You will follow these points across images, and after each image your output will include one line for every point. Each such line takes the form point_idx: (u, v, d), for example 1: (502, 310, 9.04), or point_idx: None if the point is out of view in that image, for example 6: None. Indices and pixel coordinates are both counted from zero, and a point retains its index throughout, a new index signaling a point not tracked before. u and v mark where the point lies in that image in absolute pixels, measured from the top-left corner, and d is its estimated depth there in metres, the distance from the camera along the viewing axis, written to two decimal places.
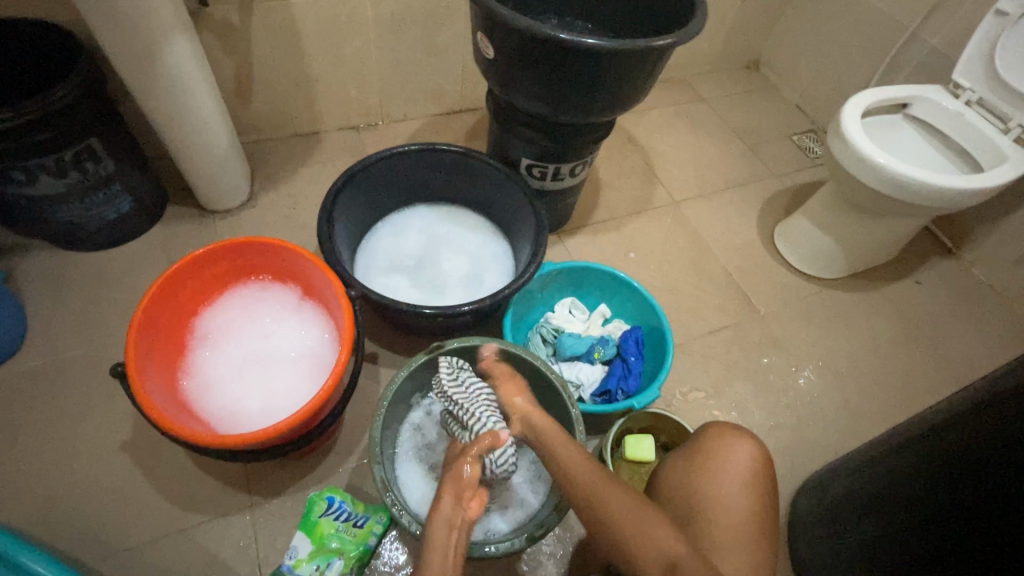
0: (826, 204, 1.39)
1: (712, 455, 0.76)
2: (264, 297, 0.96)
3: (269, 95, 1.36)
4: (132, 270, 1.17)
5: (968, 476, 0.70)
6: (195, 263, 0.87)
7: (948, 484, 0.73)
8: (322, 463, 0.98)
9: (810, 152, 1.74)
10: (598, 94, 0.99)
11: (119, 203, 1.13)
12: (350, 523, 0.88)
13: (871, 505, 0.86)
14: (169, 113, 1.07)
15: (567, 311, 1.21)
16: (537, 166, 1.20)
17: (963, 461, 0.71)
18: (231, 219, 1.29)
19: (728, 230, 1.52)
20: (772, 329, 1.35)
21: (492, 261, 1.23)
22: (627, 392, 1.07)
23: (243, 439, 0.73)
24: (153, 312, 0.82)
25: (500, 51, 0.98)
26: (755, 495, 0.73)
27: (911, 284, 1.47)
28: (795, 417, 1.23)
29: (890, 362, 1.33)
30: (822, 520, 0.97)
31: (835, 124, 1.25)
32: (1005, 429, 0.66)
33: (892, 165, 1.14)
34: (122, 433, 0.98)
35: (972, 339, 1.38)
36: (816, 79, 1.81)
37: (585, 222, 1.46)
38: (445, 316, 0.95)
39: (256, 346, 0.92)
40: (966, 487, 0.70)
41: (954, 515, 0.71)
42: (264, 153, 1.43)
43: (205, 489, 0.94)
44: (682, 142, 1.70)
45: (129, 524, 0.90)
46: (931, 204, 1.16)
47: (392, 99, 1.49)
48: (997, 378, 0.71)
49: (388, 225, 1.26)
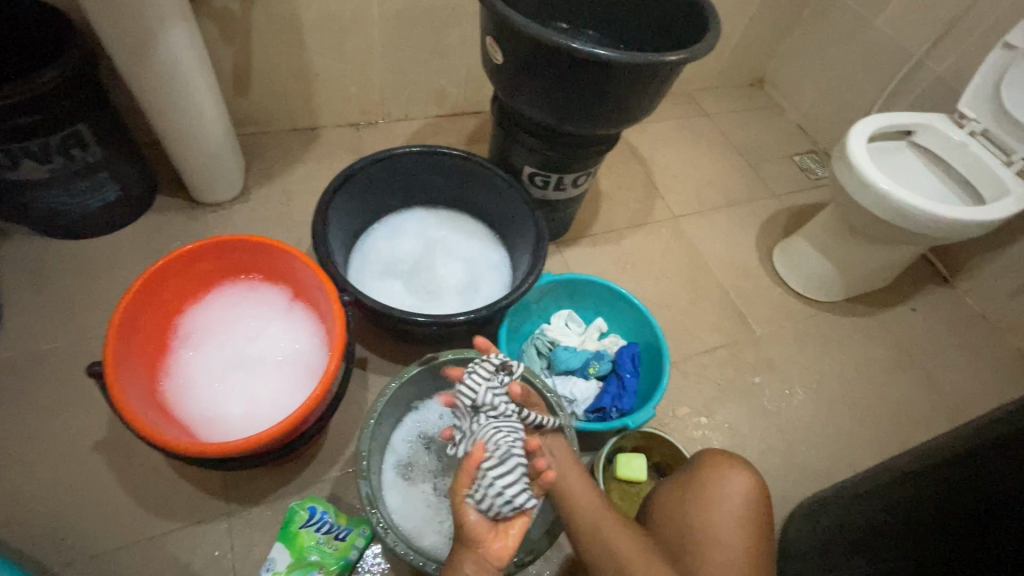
0: (827, 227, 1.38)
1: (709, 484, 0.75)
2: (252, 297, 0.93)
3: (267, 87, 1.32)
4: (116, 261, 1.13)
5: (967, 517, 0.67)
6: (182, 260, 0.84)
7: (946, 522, 0.70)
8: (304, 472, 0.94)
9: (810, 172, 1.74)
10: (607, 107, 0.97)
11: (105, 191, 1.09)
12: (331, 535, 0.85)
13: (859, 538, 0.84)
14: (162, 100, 1.04)
15: (563, 324, 1.18)
16: (539, 175, 1.18)
17: (965, 501, 0.69)
18: (222, 213, 1.25)
19: (727, 248, 1.51)
20: (767, 350, 1.34)
21: (488, 269, 1.21)
22: (622, 411, 1.05)
23: (224, 448, 0.70)
24: (134, 310, 0.79)
25: (509, 57, 0.95)
26: (751, 527, 0.72)
27: (907, 310, 1.47)
28: (788, 441, 1.22)
29: (884, 389, 1.33)
30: (812, 550, 0.95)
31: (841, 148, 1.25)
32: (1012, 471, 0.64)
33: (896, 192, 1.14)
34: (96, 432, 0.93)
35: (964, 369, 1.38)
36: (819, 100, 1.81)
37: (584, 232, 1.45)
38: (437, 325, 0.93)
39: (241, 349, 0.88)
40: (964, 528, 0.67)
41: (947, 556, 0.68)
42: (259, 146, 1.39)
43: (181, 494, 0.90)
44: (684, 156, 1.69)
45: (99, 529, 0.86)
46: (934, 233, 1.16)
47: (394, 98, 1.46)
48: (998, 421, 0.70)
49: (384, 227, 1.23)
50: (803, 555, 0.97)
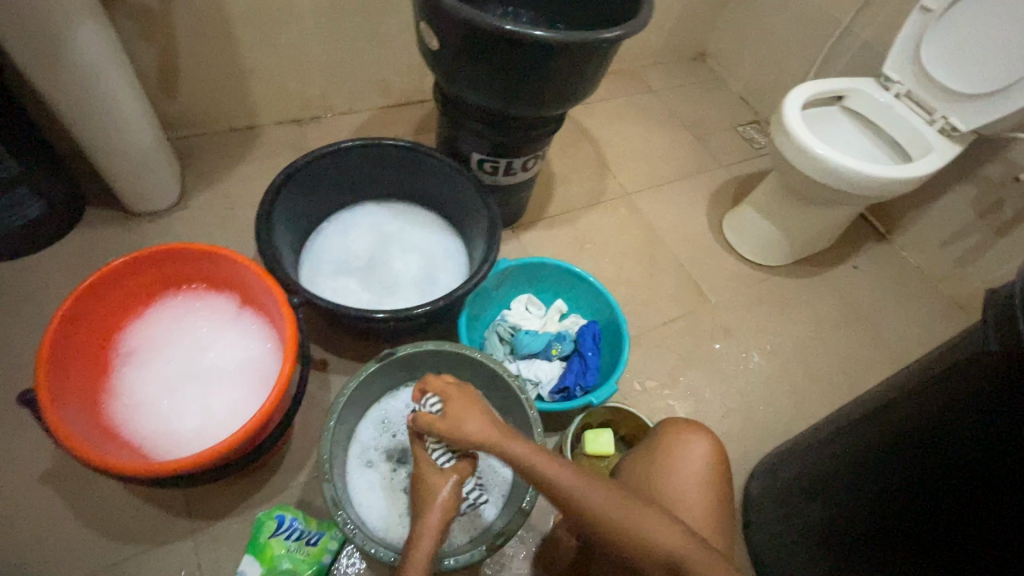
0: (771, 193, 1.43)
1: (669, 453, 0.77)
2: (197, 307, 0.89)
3: (196, 87, 1.26)
4: (46, 282, 1.06)
5: (948, 464, 0.66)
6: (116, 273, 0.80)
7: (926, 468, 0.69)
8: (270, 480, 0.92)
9: (754, 142, 1.79)
10: (548, 88, 0.97)
11: (28, 207, 1.03)
12: (302, 541, 0.85)
13: (815, 486, 0.89)
14: (80, 107, 0.98)
15: (524, 308, 1.20)
16: (488, 161, 1.17)
17: (943, 448, 0.67)
18: (160, 222, 1.20)
19: (679, 220, 1.54)
20: (723, 317, 1.38)
21: (445, 259, 1.20)
22: (585, 388, 1.06)
23: (176, 466, 0.67)
24: (67, 331, 0.75)
25: (445, 44, 0.94)
26: (712, 491, 0.75)
27: (850, 268, 1.54)
28: (747, 403, 1.26)
29: (833, 345, 1.39)
30: (773, 504, 1.00)
31: (778, 117, 1.28)
32: (995, 415, 0.61)
33: (831, 157, 1.19)
34: (41, 462, 0.89)
35: (903, 319, 1.47)
36: (758, 71, 1.86)
37: (539, 216, 1.45)
38: (395, 320, 0.92)
39: (190, 361, 0.85)
40: (948, 477, 0.66)
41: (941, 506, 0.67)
42: (194, 149, 1.33)
43: (141, 516, 0.87)
44: (633, 133, 1.71)
45: (53, 562, 0.82)
46: (867, 193, 1.22)
47: (334, 90, 1.42)
48: (930, 361, 0.74)
49: (334, 224, 1.20)
50: (767, 506, 1.01)
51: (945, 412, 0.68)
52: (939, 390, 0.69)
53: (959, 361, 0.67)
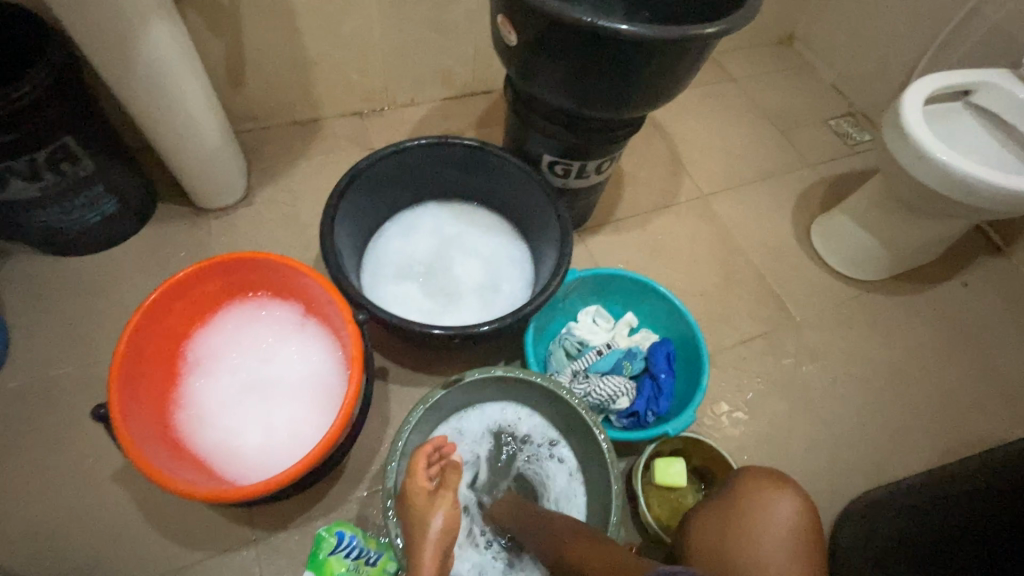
0: (871, 200, 1.28)
1: (750, 508, 0.71)
2: (262, 316, 0.87)
3: (262, 80, 1.24)
4: (120, 279, 1.08)
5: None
6: (184, 283, 0.78)
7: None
8: (329, 493, 0.91)
9: (848, 138, 1.61)
10: (635, 88, 0.87)
11: (102, 205, 1.04)
12: (361, 561, 0.82)
13: (930, 557, 0.78)
14: (152, 106, 0.97)
15: (591, 321, 1.12)
16: (560, 163, 1.09)
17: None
18: (226, 218, 1.19)
19: (760, 227, 1.41)
20: (808, 337, 1.26)
21: (509, 266, 1.14)
22: (658, 414, 0.99)
23: (242, 493, 0.65)
24: (137, 343, 0.74)
25: (524, 39, 0.86)
26: (800, 560, 0.67)
27: (957, 285, 1.37)
28: (833, 435, 1.15)
29: (934, 374, 1.24)
30: (865, 559, 0.90)
31: (891, 114, 1.13)
32: None
33: (956, 163, 1.03)
34: (114, 461, 0.90)
35: (1021, 347, 1.29)
36: (856, 57, 1.67)
37: (607, 218, 1.36)
38: (463, 336, 0.87)
39: (254, 373, 0.84)
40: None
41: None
42: (259, 143, 1.32)
43: (205, 522, 0.87)
44: (711, 128, 1.58)
45: (126, 562, 0.84)
46: (996, 207, 1.05)
47: (397, 82, 1.37)
48: None
49: (396, 225, 1.16)
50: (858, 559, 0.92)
51: None
52: None
53: None
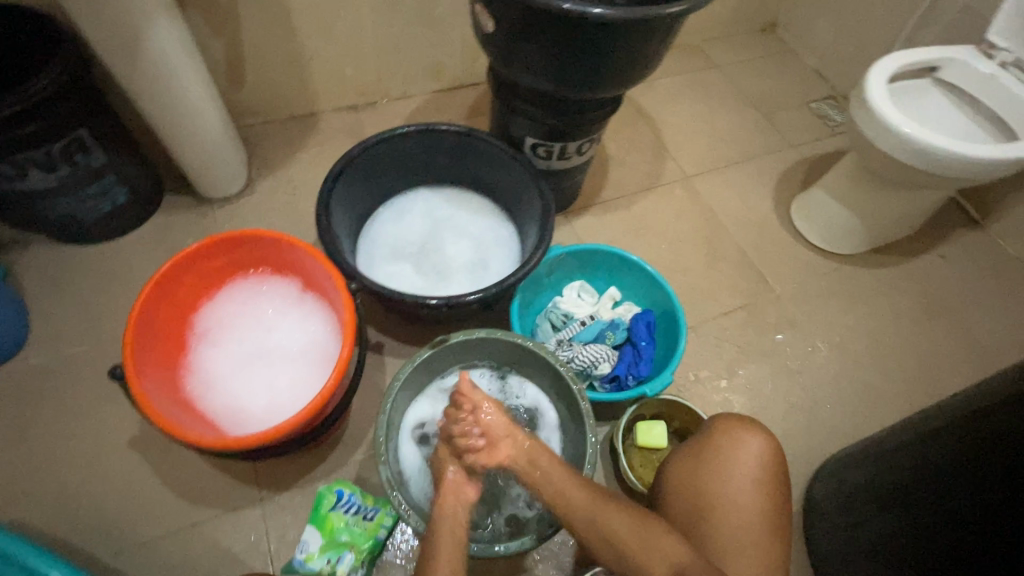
0: (846, 176, 1.33)
1: (721, 451, 0.73)
2: (264, 291, 0.94)
3: (261, 76, 1.31)
4: (132, 265, 1.15)
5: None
6: (191, 258, 0.85)
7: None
8: (330, 456, 0.97)
9: (828, 119, 1.66)
10: (607, 68, 0.93)
11: (114, 194, 1.11)
12: (360, 516, 0.89)
13: (885, 496, 0.84)
14: (158, 101, 1.04)
15: (576, 295, 1.17)
16: (542, 145, 1.14)
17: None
18: (229, 207, 1.26)
19: (742, 206, 1.46)
20: (788, 309, 1.30)
21: (497, 245, 1.19)
22: (637, 377, 1.05)
23: (247, 442, 0.72)
24: (149, 312, 0.80)
25: (501, 26, 0.92)
26: (764, 493, 0.70)
27: (935, 258, 1.41)
28: (811, 400, 1.20)
29: (911, 341, 1.29)
30: (839, 508, 0.95)
31: (858, 91, 1.18)
32: None
33: (919, 135, 1.08)
34: (130, 430, 0.97)
35: (996, 314, 1.33)
36: (835, 41, 1.71)
37: (593, 200, 1.41)
38: (452, 306, 0.93)
39: (258, 342, 0.90)
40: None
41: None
42: (259, 137, 1.38)
43: (215, 484, 0.93)
44: (694, 112, 1.63)
45: (143, 521, 0.91)
46: (960, 175, 1.10)
47: (390, 76, 1.43)
48: (989, 387, 0.73)
49: (389, 210, 1.22)
50: (833, 510, 0.97)
51: (1008, 438, 0.66)
52: (997, 416, 0.68)
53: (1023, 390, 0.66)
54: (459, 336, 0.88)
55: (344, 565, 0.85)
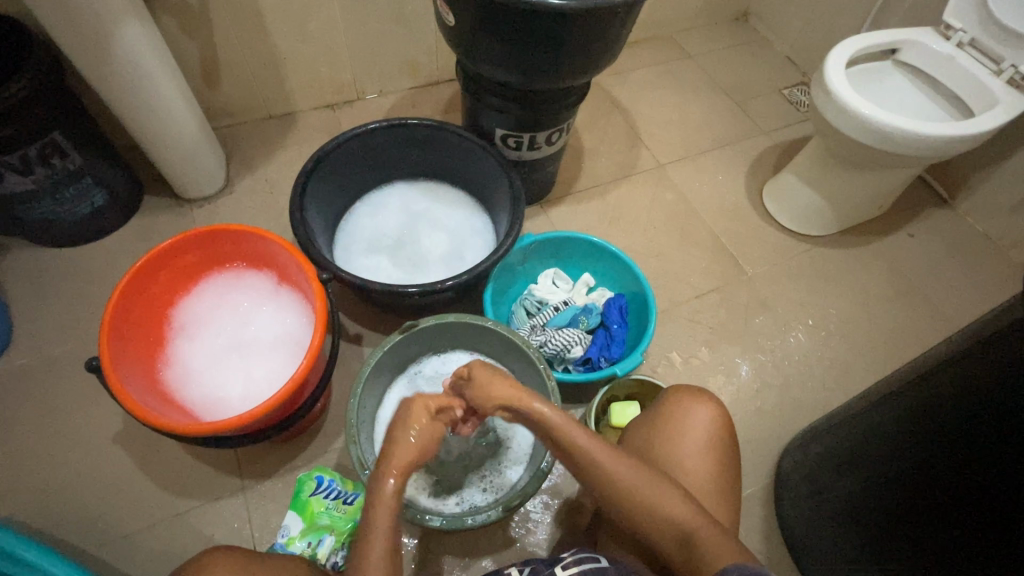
0: (813, 158, 1.35)
1: (673, 420, 0.78)
2: (239, 285, 0.96)
3: (236, 77, 1.33)
4: (113, 265, 1.17)
5: (1001, 414, 0.62)
6: (165, 254, 0.87)
7: (978, 431, 0.65)
8: (310, 444, 0.99)
9: (800, 105, 1.69)
10: (566, 58, 0.95)
11: (92, 197, 1.13)
12: (339, 500, 0.91)
13: (846, 462, 0.88)
14: (131, 104, 1.06)
15: (550, 282, 1.20)
16: (512, 136, 1.17)
17: (993, 406, 0.63)
18: (208, 207, 1.28)
19: (715, 191, 1.49)
20: (760, 290, 1.33)
21: (472, 236, 1.22)
22: (610, 359, 1.07)
23: (221, 427, 0.74)
24: (124, 307, 0.83)
25: (462, 19, 0.95)
26: (714, 459, 0.75)
27: (903, 237, 1.44)
28: (783, 377, 1.23)
29: (880, 318, 1.32)
30: (806, 478, 0.99)
31: (819, 75, 1.21)
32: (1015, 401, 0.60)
33: (877, 115, 1.11)
34: (113, 425, 0.99)
35: (963, 290, 1.36)
36: (805, 28, 1.74)
37: (568, 190, 1.44)
38: (424, 295, 0.95)
39: (234, 335, 0.92)
40: (1003, 432, 0.62)
41: (994, 470, 0.63)
42: (237, 137, 1.40)
43: (198, 475, 0.96)
44: (668, 102, 1.65)
45: (128, 512, 0.93)
46: (918, 153, 1.13)
47: (365, 74, 1.45)
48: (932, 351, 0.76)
49: (365, 204, 1.24)
50: (799, 482, 1.00)
51: (947, 397, 0.70)
52: (937, 378, 0.72)
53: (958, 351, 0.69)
54: (426, 321, 0.91)
55: (324, 548, 0.87)
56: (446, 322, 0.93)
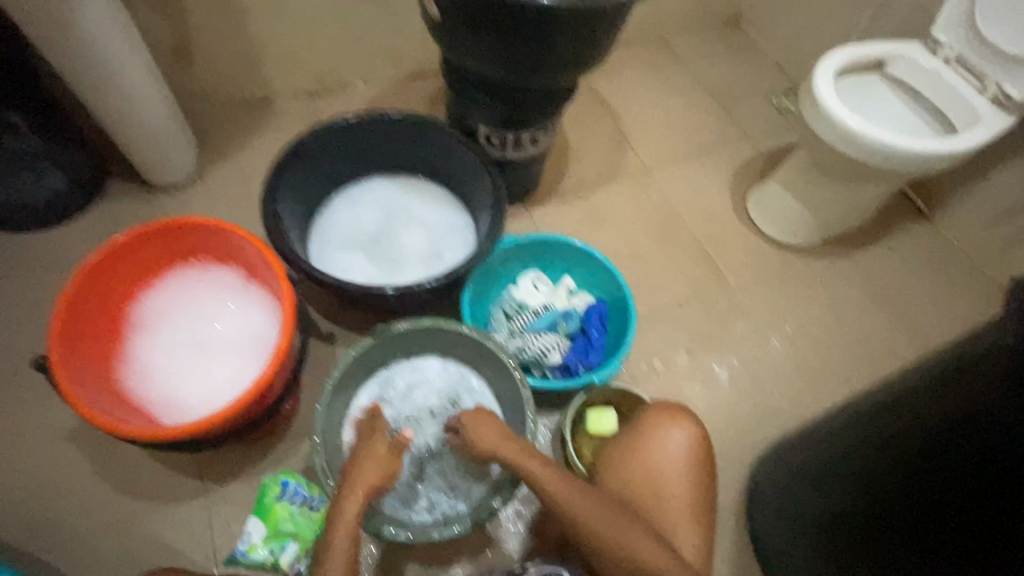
0: (798, 168, 1.35)
1: (652, 440, 0.78)
2: (204, 280, 0.92)
3: (210, 59, 1.27)
4: (72, 253, 1.11)
5: (975, 445, 0.62)
6: (124, 247, 0.83)
7: (948, 459, 0.65)
8: (277, 447, 0.96)
9: (787, 113, 1.69)
10: (554, 59, 0.93)
11: (50, 180, 1.07)
12: (305, 506, 0.88)
13: (820, 479, 0.88)
14: (95, 84, 1.00)
15: (531, 285, 1.14)
16: (495, 135, 1.14)
17: (968, 438, 0.63)
18: (177, 194, 1.23)
19: (699, 197, 1.48)
20: (740, 299, 1.33)
21: (452, 235, 1.19)
22: (588, 366, 1.07)
23: (178, 433, 0.71)
24: (78, 302, 0.78)
25: (446, 14, 0.92)
26: (687, 479, 0.75)
27: (883, 249, 1.45)
28: (760, 387, 1.23)
29: (858, 331, 1.33)
30: (780, 491, 0.98)
31: (807, 85, 1.20)
32: (992, 434, 0.61)
33: (862, 129, 1.11)
34: (67, 423, 0.95)
35: (939, 304, 1.38)
36: (795, 35, 1.74)
37: (552, 190, 1.42)
38: (399, 297, 0.92)
39: (198, 333, 0.89)
40: (975, 463, 0.62)
41: (960, 503, 0.64)
42: (210, 122, 1.35)
43: (156, 477, 0.92)
44: (656, 104, 1.64)
45: (80, 515, 0.89)
46: (902, 168, 1.13)
47: (347, 62, 1.40)
48: (909, 376, 0.76)
49: (343, 199, 1.20)
50: (772, 496, 1.00)
51: (921, 424, 0.70)
52: (915, 404, 0.72)
53: (938, 380, 0.69)
54: (400, 327, 0.89)
55: (288, 555, 0.85)
56: (423, 326, 0.90)
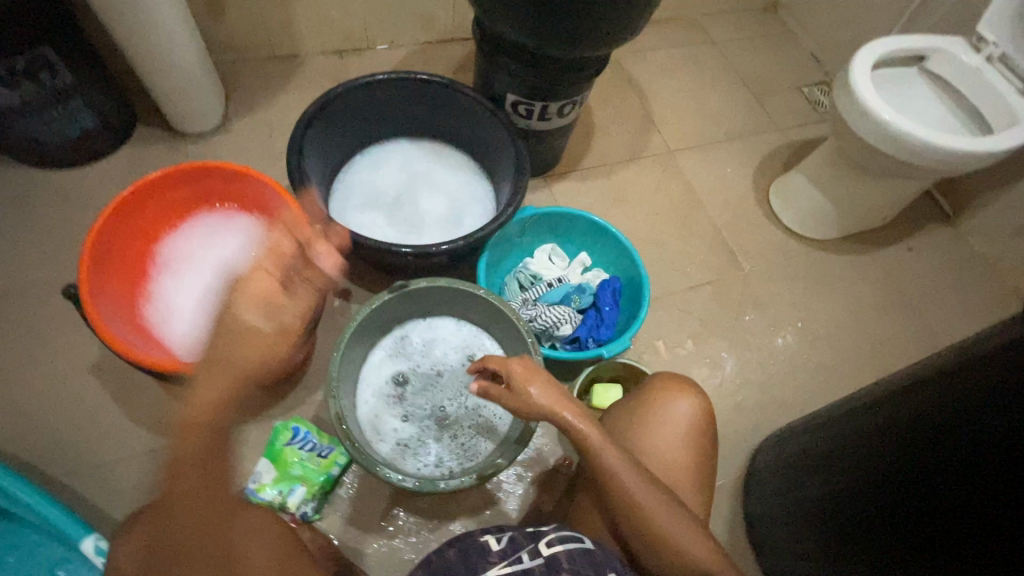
0: (825, 160, 1.33)
1: (660, 409, 0.79)
2: (229, 227, 0.94)
3: (241, 10, 1.27)
4: (100, 194, 1.13)
5: (973, 435, 0.63)
6: (155, 187, 0.85)
7: (947, 449, 0.66)
8: (289, 395, 0.99)
9: (818, 106, 1.66)
10: (589, 27, 0.91)
11: (81, 119, 1.08)
12: (314, 453, 0.91)
13: (820, 465, 0.89)
14: (129, 25, 1.01)
15: (546, 258, 1.18)
16: (523, 104, 1.13)
17: (969, 428, 0.63)
18: (203, 144, 1.24)
19: (722, 184, 1.46)
20: (754, 288, 1.33)
21: (472, 202, 1.19)
22: (598, 341, 1.07)
23: (198, 366, 0.73)
24: (109, 235, 0.81)
25: None
26: (692, 450, 0.77)
27: (903, 250, 1.43)
28: (767, 377, 1.23)
29: (869, 329, 1.32)
30: (779, 476, 1.00)
31: (844, 74, 1.17)
32: (988, 426, 0.61)
33: (896, 122, 1.09)
34: (89, 356, 0.98)
35: (955, 309, 1.37)
36: (834, 26, 1.69)
37: (573, 166, 1.41)
38: (418, 256, 0.93)
39: (219, 276, 0.91)
40: (971, 453, 0.63)
41: (954, 491, 0.65)
42: (238, 74, 1.35)
43: (173, 414, 0.95)
44: (686, 87, 1.61)
45: (99, 444, 0.92)
46: (932, 165, 1.11)
47: (378, 23, 1.39)
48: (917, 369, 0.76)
49: (366, 158, 1.21)
50: (770, 481, 1.02)
51: (925, 415, 0.70)
52: (919, 395, 0.72)
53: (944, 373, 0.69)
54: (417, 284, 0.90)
55: (295, 497, 0.88)
56: (439, 287, 0.92)
